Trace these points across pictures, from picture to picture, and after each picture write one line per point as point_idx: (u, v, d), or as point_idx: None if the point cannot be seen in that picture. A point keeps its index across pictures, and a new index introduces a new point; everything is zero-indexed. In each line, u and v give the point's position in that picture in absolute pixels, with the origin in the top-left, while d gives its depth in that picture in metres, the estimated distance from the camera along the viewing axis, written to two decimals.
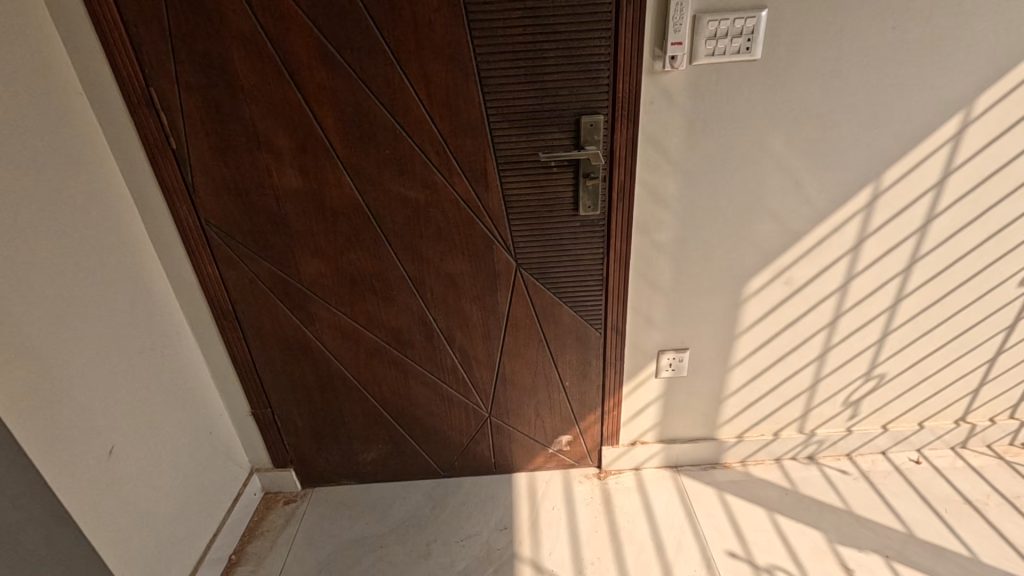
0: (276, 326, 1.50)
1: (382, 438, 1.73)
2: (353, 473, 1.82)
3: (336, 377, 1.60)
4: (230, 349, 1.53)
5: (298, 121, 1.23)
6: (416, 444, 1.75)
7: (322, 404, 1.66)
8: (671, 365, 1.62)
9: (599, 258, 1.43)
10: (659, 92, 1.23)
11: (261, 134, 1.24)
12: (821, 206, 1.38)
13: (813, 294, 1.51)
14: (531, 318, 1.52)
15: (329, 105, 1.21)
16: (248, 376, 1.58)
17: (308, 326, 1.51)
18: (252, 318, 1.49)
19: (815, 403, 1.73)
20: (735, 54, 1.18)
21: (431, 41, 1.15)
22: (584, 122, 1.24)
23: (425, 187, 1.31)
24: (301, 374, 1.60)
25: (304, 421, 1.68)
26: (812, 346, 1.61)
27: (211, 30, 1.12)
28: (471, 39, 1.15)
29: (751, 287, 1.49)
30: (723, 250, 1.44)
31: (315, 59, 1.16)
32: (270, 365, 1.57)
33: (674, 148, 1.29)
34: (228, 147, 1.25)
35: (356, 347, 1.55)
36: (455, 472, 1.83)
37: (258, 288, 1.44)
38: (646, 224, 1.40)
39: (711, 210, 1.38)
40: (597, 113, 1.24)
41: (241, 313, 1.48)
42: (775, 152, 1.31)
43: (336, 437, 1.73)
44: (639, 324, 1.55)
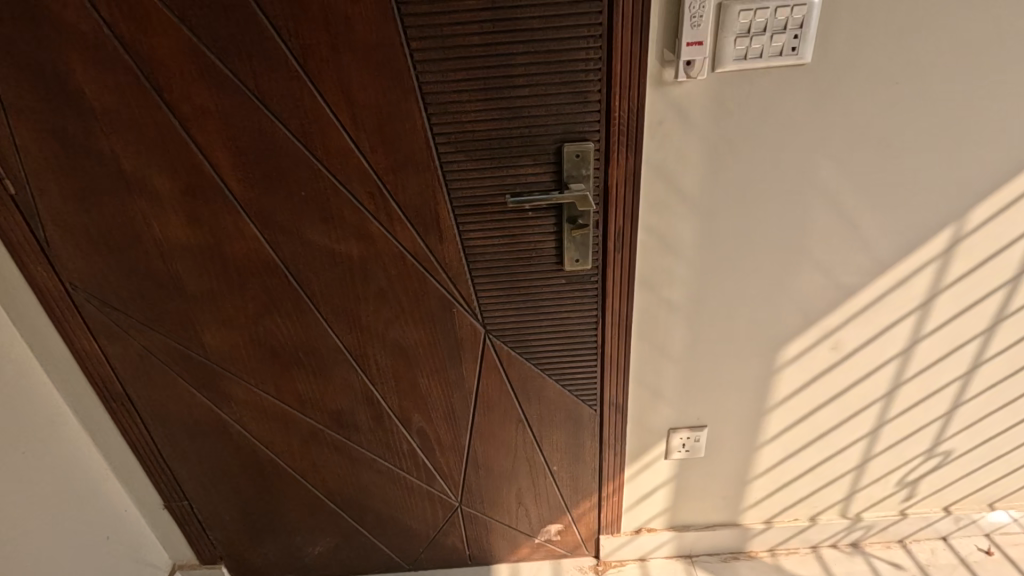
0: (182, 408, 1.18)
1: (330, 531, 1.41)
2: (298, 569, 1.50)
3: (266, 465, 1.28)
4: (126, 436, 1.21)
5: (177, 156, 0.90)
6: (371, 536, 1.43)
7: (252, 495, 1.34)
8: (685, 446, 1.30)
9: (592, 322, 1.11)
10: (670, 110, 0.90)
11: (129, 173, 0.91)
12: (883, 254, 1.05)
13: (865, 361, 1.19)
14: (506, 394, 1.19)
15: (218, 134, 0.88)
16: (154, 466, 1.26)
17: (222, 408, 1.18)
18: (150, 399, 1.17)
19: (862, 485, 1.40)
20: (776, 56, 0.85)
21: (350, 44, 0.82)
22: (567, 152, 0.91)
23: (359, 239, 0.99)
24: (221, 463, 1.28)
25: (232, 513, 1.36)
26: (861, 421, 1.28)
27: (39, 33, 0.80)
28: (406, 41, 0.82)
29: (787, 354, 1.17)
30: (753, 310, 1.11)
31: (191, 72, 0.83)
32: (180, 453, 1.25)
33: (690, 183, 0.96)
34: (86, 191, 0.92)
35: (287, 432, 1.23)
36: (421, 565, 1.51)
37: (153, 364, 1.12)
38: (653, 280, 1.07)
39: (739, 261, 1.05)
40: (585, 140, 0.91)
41: (134, 393, 1.16)
42: (826, 186, 0.97)
43: (273, 531, 1.41)
44: (644, 398, 1.22)
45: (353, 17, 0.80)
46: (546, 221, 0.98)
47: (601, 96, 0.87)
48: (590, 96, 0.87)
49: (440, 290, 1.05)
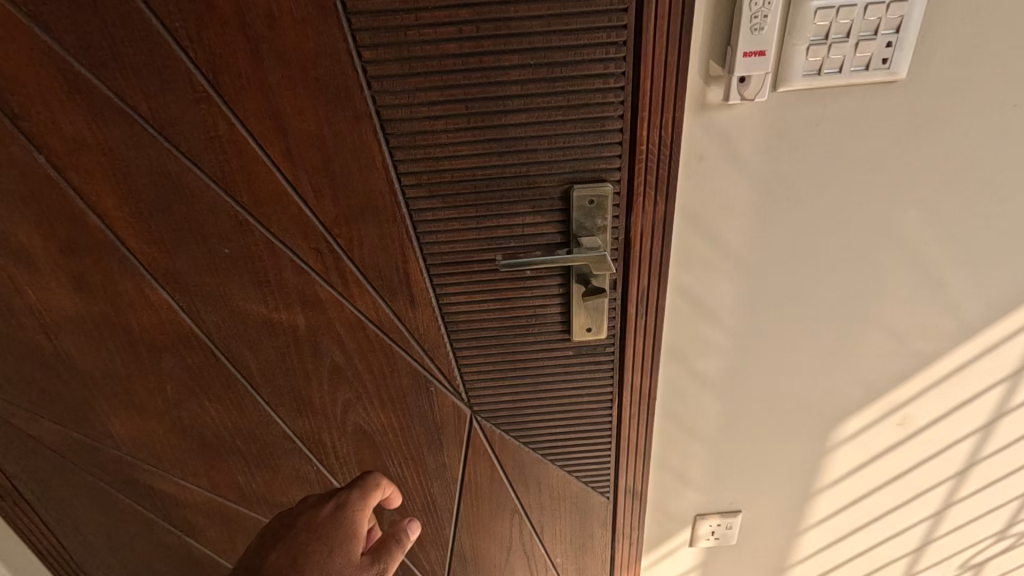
0: (95, 504, 0.95)
1: None
2: None
3: (206, 565, 1.05)
4: (27, 536, 0.98)
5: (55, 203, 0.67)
6: None
7: None
8: (715, 534, 1.08)
9: (604, 398, 0.89)
10: (714, 141, 0.67)
11: None
12: (970, 317, 0.83)
13: (936, 438, 0.97)
14: (498, 482, 0.97)
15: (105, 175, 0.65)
16: (66, 568, 1.03)
17: (145, 504, 0.95)
18: (52, 495, 0.93)
19: (919, 569, 1.19)
20: (859, 70, 0.63)
21: (276, 55, 0.59)
22: (578, 196, 0.68)
23: (306, 306, 0.76)
24: (149, 564, 1.04)
25: None
26: (925, 502, 1.07)
27: None
28: (356, 48, 0.59)
29: (842, 431, 0.95)
30: (805, 383, 0.89)
31: (57, 93, 0.60)
32: (99, 553, 1.02)
33: (734, 234, 0.74)
34: None
35: (229, 529, 1.00)
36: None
37: (50, 455, 0.89)
38: (682, 349, 0.84)
39: (790, 327, 0.83)
40: (601, 180, 0.68)
41: (32, 489, 0.92)
42: (908, 236, 0.76)
43: None
44: (667, 483, 1.00)
45: (278, 15, 0.57)
46: (548, 282, 0.75)
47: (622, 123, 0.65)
48: (608, 124, 0.65)
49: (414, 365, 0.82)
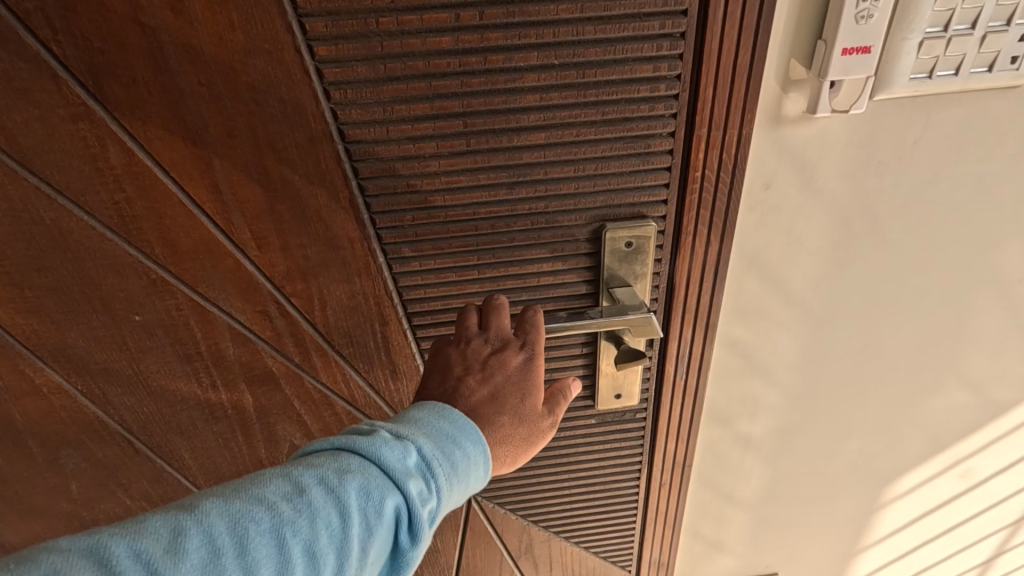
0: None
1: None
2: None
3: None
4: None
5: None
6: None
7: None
8: None
9: (630, 470, 0.73)
10: (787, 164, 0.52)
11: None
12: None
13: (998, 488, 0.85)
14: (501, 558, 0.82)
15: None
16: None
17: None
18: None
19: None
20: (978, 74, 0.48)
21: (185, 51, 0.40)
22: (611, 239, 0.52)
23: (257, 377, 0.59)
24: None
25: None
26: (976, 551, 0.95)
27: None
28: (305, 41, 0.41)
29: (899, 486, 0.82)
30: (864, 438, 0.75)
31: None
32: None
33: (801, 275, 0.59)
34: None
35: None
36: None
37: None
38: (725, 407, 0.70)
39: (855, 378, 0.69)
40: (641, 217, 0.52)
41: None
42: (1005, 274, 0.62)
43: None
44: (696, 548, 0.86)
45: None
46: (567, 341, 0.60)
47: (672, 142, 0.48)
48: (654, 144, 0.48)
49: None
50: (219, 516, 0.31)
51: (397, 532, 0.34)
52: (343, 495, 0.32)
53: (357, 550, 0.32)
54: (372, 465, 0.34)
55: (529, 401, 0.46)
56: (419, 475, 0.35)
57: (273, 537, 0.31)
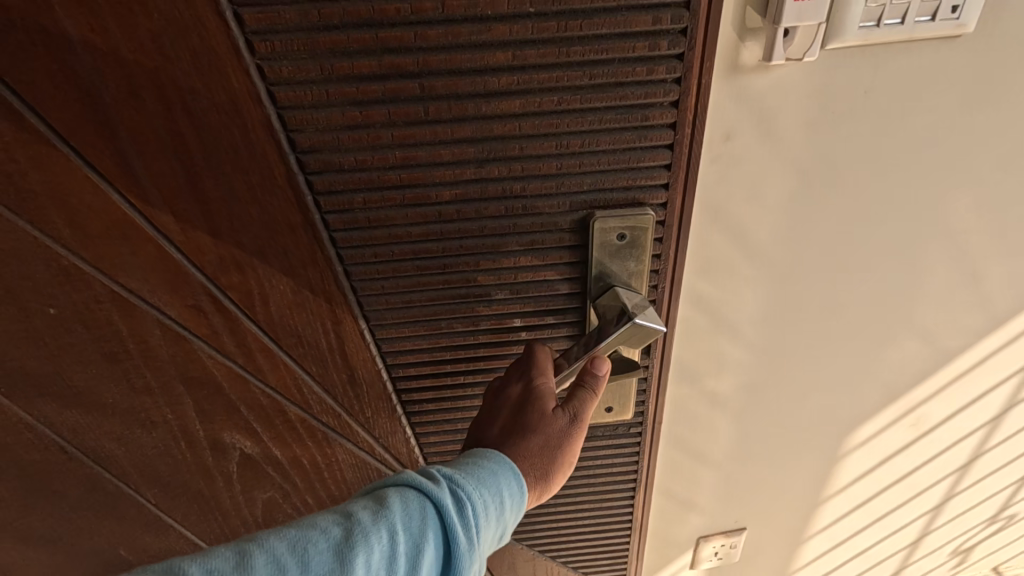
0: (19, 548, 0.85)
1: None
2: None
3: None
4: None
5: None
6: None
7: None
8: (717, 554, 0.97)
9: (603, 433, 0.74)
10: (745, 117, 0.53)
11: None
12: (1000, 310, 0.74)
13: (946, 435, 0.90)
14: None
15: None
16: None
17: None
18: None
19: (913, 560, 1.14)
20: (921, 23, 0.50)
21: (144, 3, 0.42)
22: (600, 226, 0.55)
23: (224, 342, 0.63)
24: None
25: None
26: (928, 497, 1.01)
27: None
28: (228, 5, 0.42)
29: (857, 436, 0.86)
30: (826, 392, 0.78)
31: None
32: None
33: (760, 230, 0.60)
34: None
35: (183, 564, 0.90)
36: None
37: None
38: (693, 366, 0.71)
39: (817, 333, 0.71)
40: (640, 205, 0.55)
41: None
42: (948, 225, 0.65)
43: None
44: (669, 509, 0.89)
45: None
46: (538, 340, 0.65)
47: (669, 115, 0.50)
48: (653, 116, 0.49)
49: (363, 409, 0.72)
50: (291, 538, 0.39)
51: (442, 546, 0.42)
52: (389, 514, 0.41)
53: (408, 562, 0.41)
54: (418, 489, 0.44)
55: (538, 413, 0.53)
56: (457, 495, 0.44)
57: (337, 549, 0.39)
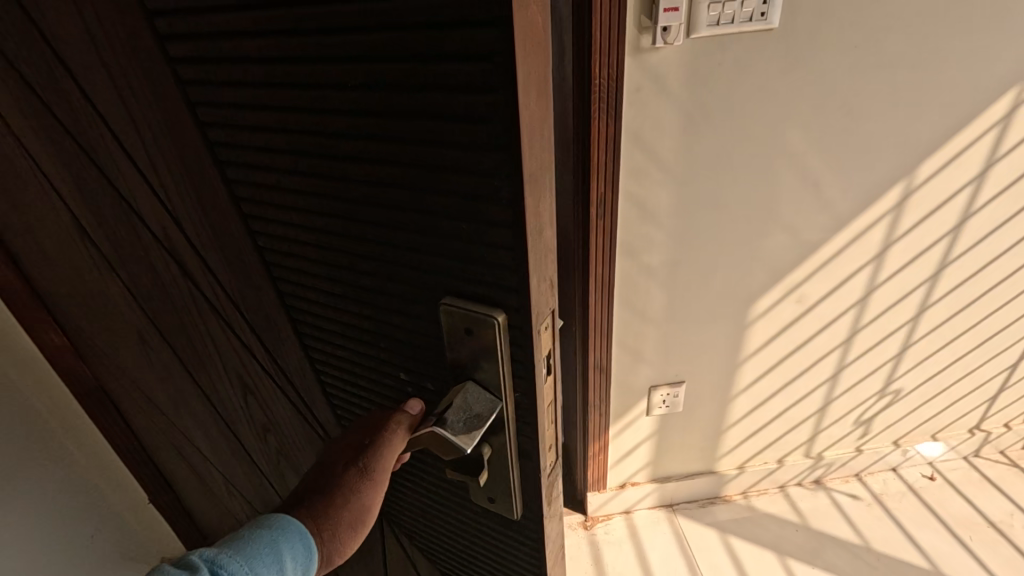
0: None
1: None
2: None
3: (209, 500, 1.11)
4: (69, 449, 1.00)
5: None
6: None
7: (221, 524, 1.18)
8: (665, 402, 1.37)
9: (579, 284, 1.15)
10: (647, 79, 0.93)
11: None
12: (842, 211, 1.11)
13: (827, 312, 1.27)
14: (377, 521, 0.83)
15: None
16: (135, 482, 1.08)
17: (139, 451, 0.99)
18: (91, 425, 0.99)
19: (823, 426, 1.51)
20: (746, 22, 0.88)
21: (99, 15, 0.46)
22: (451, 344, 0.47)
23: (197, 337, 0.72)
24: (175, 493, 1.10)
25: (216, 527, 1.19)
26: (824, 366, 1.37)
27: None
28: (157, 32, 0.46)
29: (757, 309, 1.24)
30: (728, 270, 1.17)
31: None
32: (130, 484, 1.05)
33: (664, 149, 1.00)
34: None
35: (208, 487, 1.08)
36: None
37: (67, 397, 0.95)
38: (632, 244, 1.11)
39: (713, 223, 1.10)
40: (493, 307, 0.44)
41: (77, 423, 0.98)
42: (790, 148, 1.03)
43: None
44: (626, 360, 1.28)
45: None
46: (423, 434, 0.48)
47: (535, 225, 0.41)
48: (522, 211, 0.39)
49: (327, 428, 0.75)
50: None
51: None
52: None
53: None
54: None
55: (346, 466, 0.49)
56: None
57: None
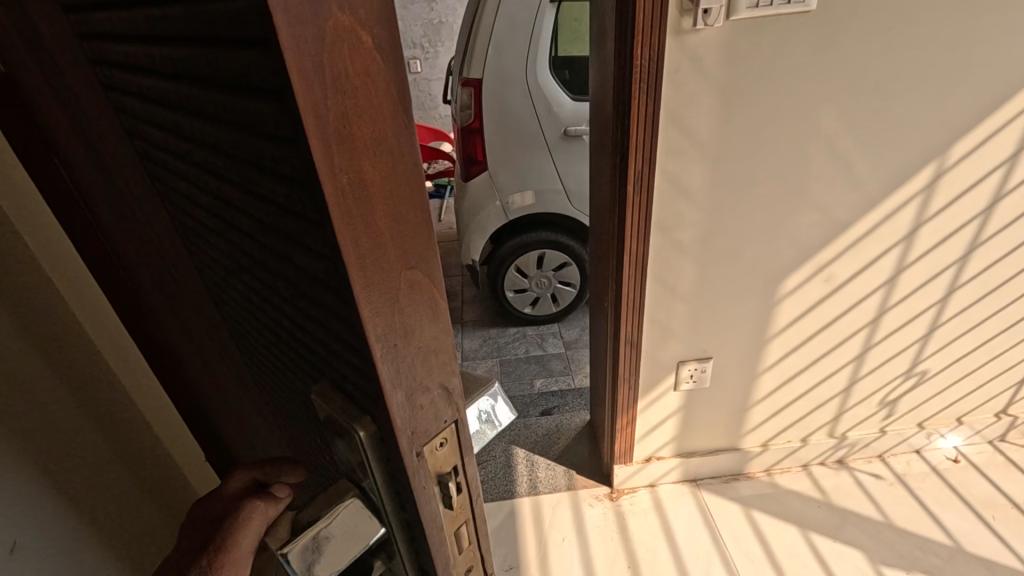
0: None
1: None
2: None
3: None
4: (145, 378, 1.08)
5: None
6: None
7: None
8: (693, 377, 1.41)
9: (614, 258, 1.22)
10: (686, 59, 0.97)
11: None
12: (873, 191, 1.14)
13: (855, 292, 1.30)
14: None
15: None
16: None
17: None
18: None
19: (848, 406, 1.55)
20: (785, 4, 0.92)
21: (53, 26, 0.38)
22: (327, 427, 0.32)
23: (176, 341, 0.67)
24: None
25: None
26: (851, 346, 1.40)
27: None
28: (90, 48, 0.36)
29: (787, 287, 1.27)
30: (758, 248, 1.21)
31: None
32: None
33: (700, 128, 1.04)
34: None
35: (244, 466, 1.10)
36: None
37: None
38: (666, 221, 1.15)
39: (745, 201, 1.14)
40: (358, 418, 0.29)
41: None
42: (823, 128, 1.06)
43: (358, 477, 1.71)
44: (656, 336, 1.33)
45: None
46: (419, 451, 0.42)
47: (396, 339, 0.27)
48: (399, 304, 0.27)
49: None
50: None
51: None
52: None
53: None
54: None
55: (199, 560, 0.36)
56: None
57: None
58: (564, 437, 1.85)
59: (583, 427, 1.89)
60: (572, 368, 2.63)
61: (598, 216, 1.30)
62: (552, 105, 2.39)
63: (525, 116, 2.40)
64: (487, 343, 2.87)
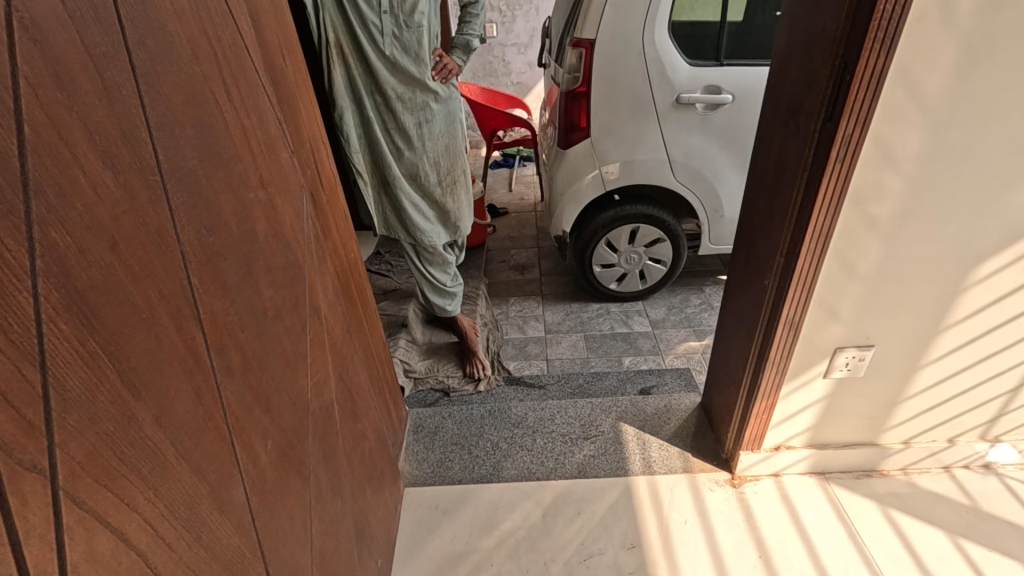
0: (345, 286, 1.28)
1: (527, 437, 1.76)
2: (481, 476, 1.65)
3: (346, 395, 1.18)
4: (321, 302, 1.08)
5: (227, 91, 0.78)
6: (536, 443, 1.73)
7: (364, 408, 1.31)
8: (848, 366, 1.32)
9: (793, 230, 1.13)
10: (934, 7, 0.85)
11: (148, 106, 0.61)
12: None
13: None
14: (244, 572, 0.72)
15: (177, 83, 0.66)
16: (345, 342, 1.20)
17: (323, 329, 1.07)
18: (321, 303, 1.08)
19: (1011, 408, 1.42)
20: None
21: None
22: None
23: (214, 338, 0.68)
24: (346, 368, 1.20)
25: (366, 407, 1.32)
26: None
27: None
28: None
29: (980, 273, 1.16)
30: (959, 228, 1.10)
31: None
32: (342, 334, 1.20)
33: (931, 89, 0.93)
34: (154, 93, 0.62)
35: (345, 422, 1.17)
36: (567, 461, 1.67)
37: (295, 276, 0.95)
38: (863, 194, 1.05)
39: (959, 175, 1.03)
40: None
41: (319, 291, 1.08)
42: None
43: (476, 436, 1.78)
44: (820, 319, 1.24)
45: None
46: None
47: None
48: None
49: (183, 565, 0.60)
50: None
51: None
52: None
53: None
54: None
55: None
56: None
57: None
58: (675, 417, 1.80)
59: (694, 409, 1.82)
60: (662, 348, 2.55)
61: (769, 187, 1.20)
62: (667, 71, 2.26)
63: (638, 82, 2.28)
64: (571, 317, 2.81)
